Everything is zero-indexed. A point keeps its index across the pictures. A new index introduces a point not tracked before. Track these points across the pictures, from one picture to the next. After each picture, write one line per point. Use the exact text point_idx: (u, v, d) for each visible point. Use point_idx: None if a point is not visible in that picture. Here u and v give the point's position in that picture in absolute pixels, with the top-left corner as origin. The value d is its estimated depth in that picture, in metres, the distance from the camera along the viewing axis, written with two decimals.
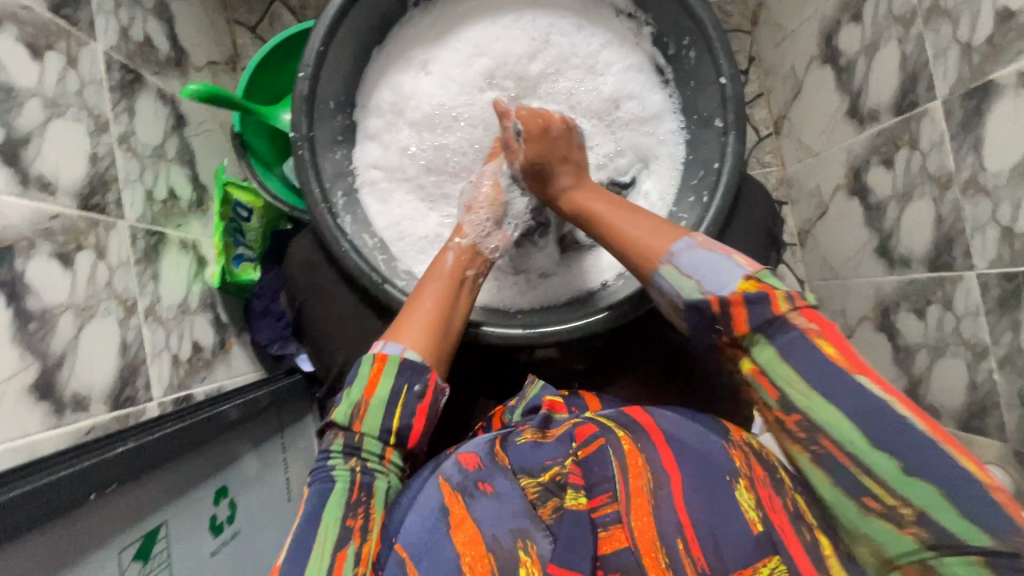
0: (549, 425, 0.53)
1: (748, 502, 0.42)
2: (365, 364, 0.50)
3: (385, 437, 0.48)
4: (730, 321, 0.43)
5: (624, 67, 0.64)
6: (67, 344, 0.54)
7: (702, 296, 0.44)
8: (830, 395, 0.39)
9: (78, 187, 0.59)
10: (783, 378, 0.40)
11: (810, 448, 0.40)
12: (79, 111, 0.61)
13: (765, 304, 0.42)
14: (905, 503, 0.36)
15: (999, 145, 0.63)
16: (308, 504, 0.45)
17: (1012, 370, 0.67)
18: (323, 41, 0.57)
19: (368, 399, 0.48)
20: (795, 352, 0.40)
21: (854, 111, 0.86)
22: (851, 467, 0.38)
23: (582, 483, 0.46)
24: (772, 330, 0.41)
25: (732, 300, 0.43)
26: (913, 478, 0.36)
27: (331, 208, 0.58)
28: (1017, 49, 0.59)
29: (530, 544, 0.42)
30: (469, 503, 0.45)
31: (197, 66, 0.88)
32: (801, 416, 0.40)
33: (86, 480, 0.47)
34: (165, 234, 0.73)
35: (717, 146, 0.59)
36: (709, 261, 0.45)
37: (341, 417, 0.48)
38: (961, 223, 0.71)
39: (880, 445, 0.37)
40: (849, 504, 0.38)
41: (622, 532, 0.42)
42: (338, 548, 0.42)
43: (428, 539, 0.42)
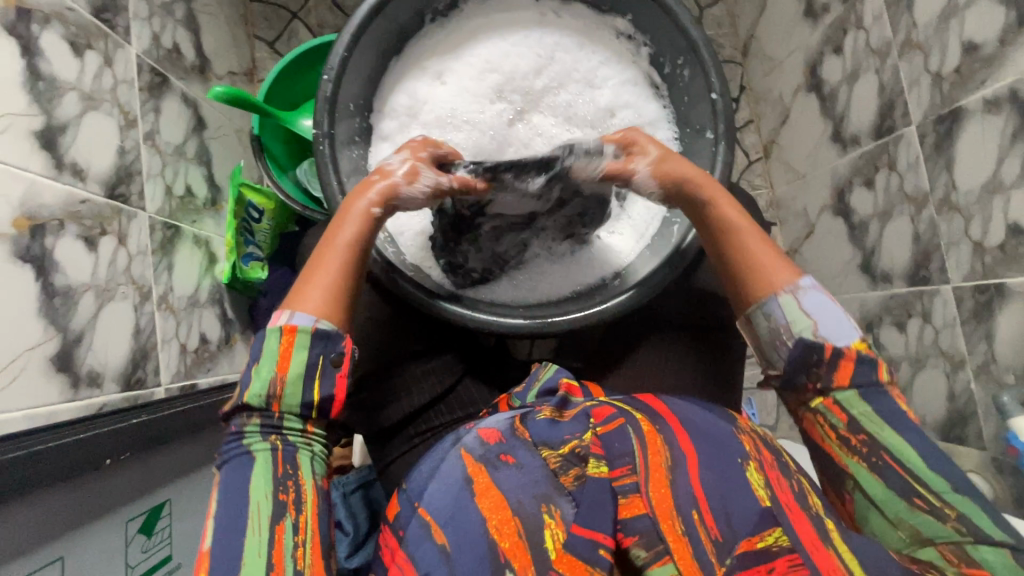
0: (566, 405, 0.55)
1: (757, 480, 0.45)
2: (274, 338, 0.48)
3: (306, 411, 0.47)
4: (833, 372, 0.48)
5: (620, 82, 0.70)
6: (87, 321, 0.57)
7: (817, 340, 0.49)
8: (898, 426, 0.46)
9: (105, 176, 0.62)
10: (862, 409, 0.47)
11: (869, 458, 0.46)
12: (112, 107, 0.65)
13: (872, 370, 0.47)
14: (951, 505, 0.43)
15: (970, 166, 0.68)
16: (227, 486, 0.44)
17: (988, 378, 0.70)
18: (348, 47, 0.61)
19: (283, 374, 0.46)
20: (881, 401, 0.47)
21: (837, 136, 0.92)
22: (905, 474, 0.45)
23: (602, 454, 0.48)
24: (867, 392, 0.47)
25: (845, 354, 0.48)
26: (960, 493, 0.44)
27: (346, 199, 0.61)
28: (982, 77, 0.64)
29: (553, 509, 0.46)
30: (494, 473, 0.48)
31: (218, 74, 0.93)
32: (869, 436, 0.46)
33: (98, 446, 0.49)
34: (181, 228, 0.76)
35: (709, 155, 0.63)
36: (829, 309, 0.50)
37: (256, 399, 0.46)
38: (937, 238, 0.75)
39: (936, 467, 0.45)
40: (898, 501, 0.45)
41: (640, 500, 0.45)
42: (276, 521, 0.43)
43: (453, 507, 0.46)
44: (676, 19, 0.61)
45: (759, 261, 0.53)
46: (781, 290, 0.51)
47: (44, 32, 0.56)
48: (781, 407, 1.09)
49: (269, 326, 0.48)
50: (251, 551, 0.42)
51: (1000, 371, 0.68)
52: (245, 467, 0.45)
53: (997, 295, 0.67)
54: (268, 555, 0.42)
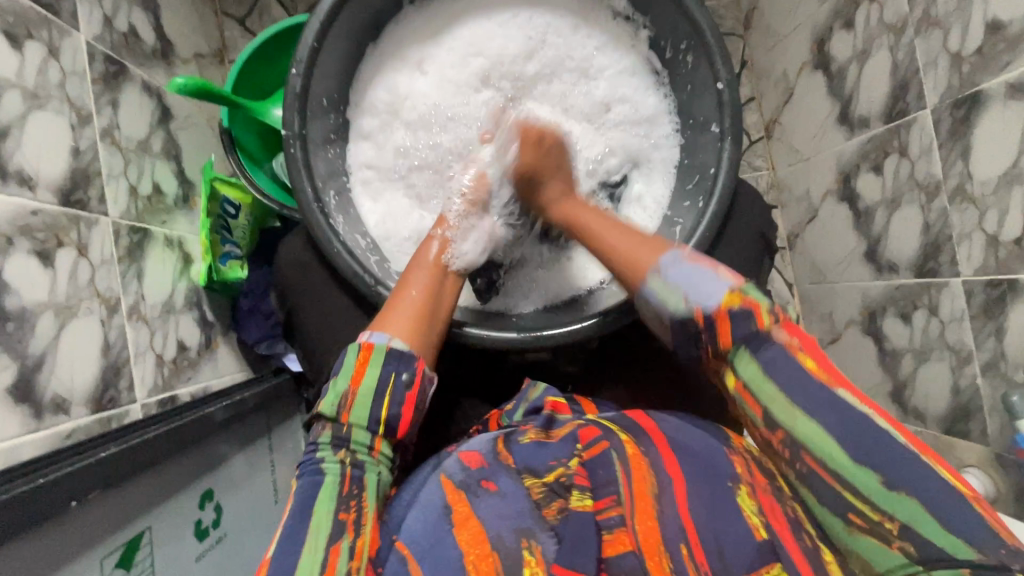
0: (553, 424, 0.54)
1: (750, 506, 0.43)
2: (352, 354, 0.49)
3: (374, 427, 0.47)
4: (714, 335, 0.46)
5: (616, 72, 0.65)
6: (47, 344, 0.53)
7: (688, 309, 0.46)
8: (810, 410, 0.42)
9: (58, 182, 0.57)
10: (765, 389, 0.43)
11: (795, 463, 0.43)
12: (61, 103, 0.59)
13: (750, 319, 0.44)
14: (891, 517, 0.39)
15: (987, 155, 0.64)
16: (299, 500, 0.44)
17: (996, 375, 0.68)
18: (317, 37, 0.55)
19: (355, 389, 0.47)
20: (772, 359, 0.43)
21: (844, 118, 0.87)
22: (832, 482, 0.41)
23: (587, 485, 0.47)
24: (754, 344, 0.44)
25: (715, 313, 0.45)
26: (896, 493, 0.39)
27: (323, 207, 0.57)
28: (1006, 59, 0.60)
29: (534, 545, 0.43)
30: (474, 501, 0.46)
31: (183, 58, 0.86)
32: (785, 433, 0.43)
33: (66, 486, 0.46)
34: (150, 231, 0.71)
35: (713, 151, 0.58)
36: (696, 274, 0.47)
37: (328, 408, 0.47)
38: (948, 229, 0.72)
39: (865, 460, 0.40)
40: (836, 519, 0.41)
41: (626, 535, 0.43)
42: (332, 542, 0.42)
43: (431, 540, 0.44)
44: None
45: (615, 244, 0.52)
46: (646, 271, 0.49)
47: None
48: None
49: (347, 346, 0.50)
50: (304, 571, 0.41)
51: (1009, 368, 0.66)
52: (315, 482, 0.45)
53: (1009, 292, 0.65)
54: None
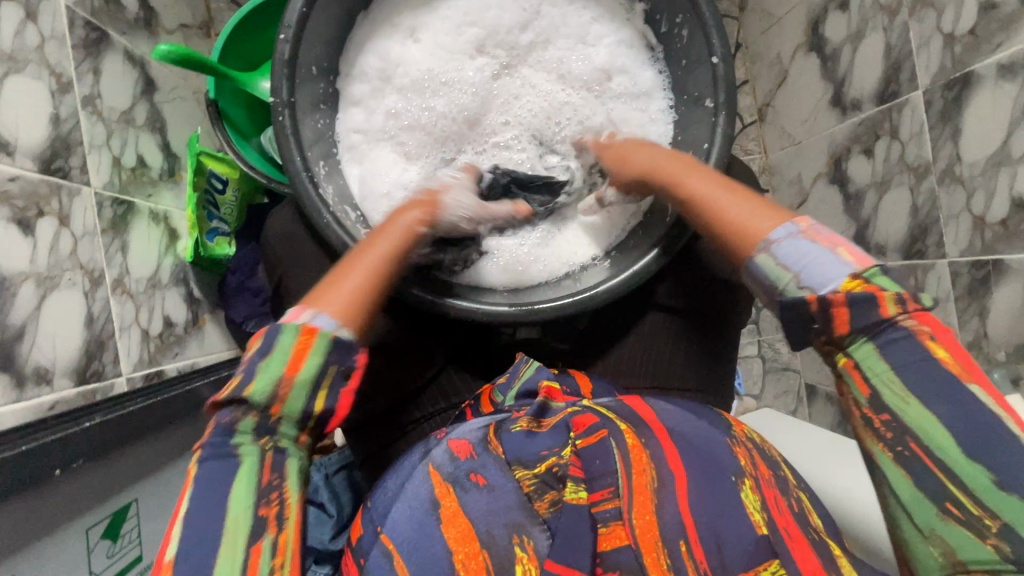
0: (545, 413, 0.52)
1: (752, 502, 0.44)
2: (287, 335, 0.40)
3: (310, 415, 0.40)
4: (829, 321, 0.38)
5: (615, 41, 0.64)
6: (29, 314, 0.52)
7: (801, 294, 0.39)
8: (927, 395, 0.35)
9: (38, 149, 0.55)
10: (885, 378, 0.37)
11: (893, 447, 0.36)
12: (40, 68, 0.58)
13: (873, 307, 0.37)
14: (993, 515, 0.33)
15: (976, 136, 0.65)
16: (207, 489, 0.38)
17: (977, 355, 0.69)
18: (306, 3, 0.54)
19: (291, 376, 0.39)
20: (905, 355, 0.36)
21: (837, 101, 0.88)
22: (935, 470, 0.35)
23: (581, 476, 0.46)
24: (880, 334, 0.37)
25: (833, 301, 0.37)
26: (1007, 492, 0.33)
27: (313, 176, 0.56)
28: (998, 40, 0.60)
29: (525, 541, 0.44)
30: (462, 496, 0.46)
31: (167, 28, 0.84)
32: (893, 416, 0.36)
33: (50, 455, 0.45)
34: (134, 204, 0.70)
35: (708, 126, 0.58)
36: (816, 250, 0.39)
37: (256, 395, 0.39)
38: (936, 212, 0.72)
39: (979, 455, 0.34)
40: (927, 507, 0.35)
41: (623, 530, 0.43)
42: (253, 541, 0.37)
43: (419, 533, 0.43)
44: None
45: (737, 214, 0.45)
46: (756, 249, 0.42)
47: None
48: (766, 376, 1.09)
49: (281, 325, 0.40)
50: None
51: (991, 348, 0.67)
52: (227, 471, 0.39)
53: (994, 272, 0.65)
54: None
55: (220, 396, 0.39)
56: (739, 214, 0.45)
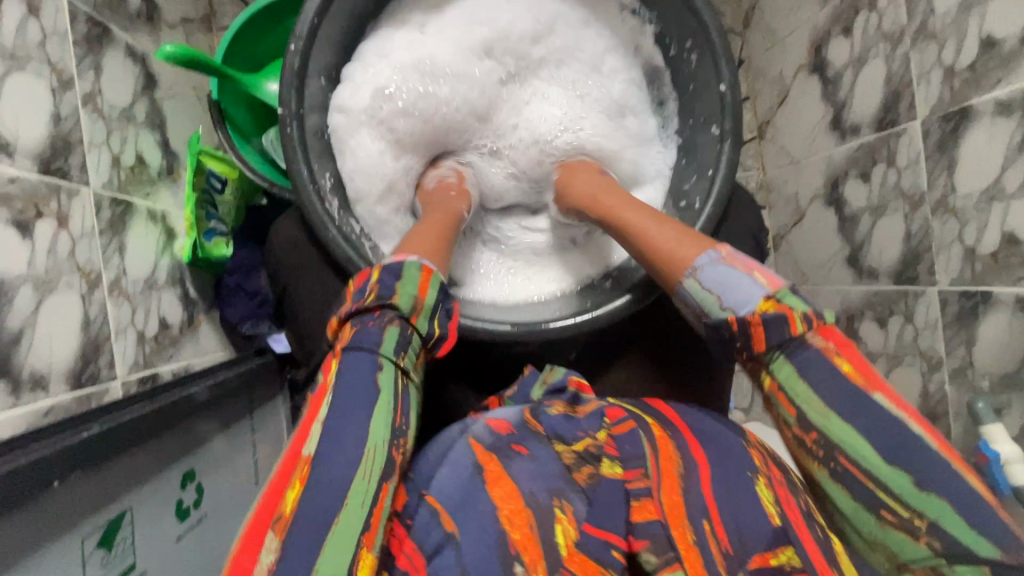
0: (578, 402, 0.58)
1: (767, 496, 0.46)
2: (412, 268, 0.49)
3: (427, 338, 0.49)
4: (749, 340, 0.44)
5: (627, 77, 0.67)
6: (26, 317, 0.51)
7: (723, 314, 0.45)
8: (848, 413, 0.41)
9: (38, 149, 0.55)
10: (807, 398, 0.42)
11: (828, 463, 0.42)
12: (41, 66, 0.56)
13: (784, 326, 0.42)
14: (920, 515, 0.39)
15: (971, 170, 0.66)
16: (345, 403, 0.43)
17: (963, 381, 0.71)
18: (317, 14, 0.55)
19: (421, 299, 0.48)
20: (818, 372, 0.42)
21: (836, 123, 0.89)
22: (867, 482, 0.40)
23: (616, 455, 0.51)
24: (790, 349, 0.43)
25: (750, 322, 0.43)
26: (925, 492, 0.39)
27: (319, 189, 0.57)
28: (997, 77, 0.61)
29: (565, 504, 0.48)
30: (506, 462, 0.50)
31: (169, 23, 0.82)
32: (821, 435, 0.42)
33: (49, 465, 0.45)
34: (132, 203, 0.69)
35: (713, 152, 0.59)
36: (734, 276, 0.45)
37: (404, 305, 0.47)
38: (929, 240, 0.74)
39: (897, 461, 0.40)
40: (867, 517, 0.41)
41: (652, 504, 0.47)
42: (383, 479, 0.43)
43: (463, 495, 0.47)
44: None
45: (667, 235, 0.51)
46: (682, 275, 0.48)
47: None
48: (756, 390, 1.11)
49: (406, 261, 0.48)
50: (356, 497, 0.41)
51: (976, 376, 0.69)
52: (367, 396, 0.44)
53: (982, 303, 0.67)
54: (372, 508, 0.41)
55: (367, 303, 0.46)
56: (666, 238, 0.51)
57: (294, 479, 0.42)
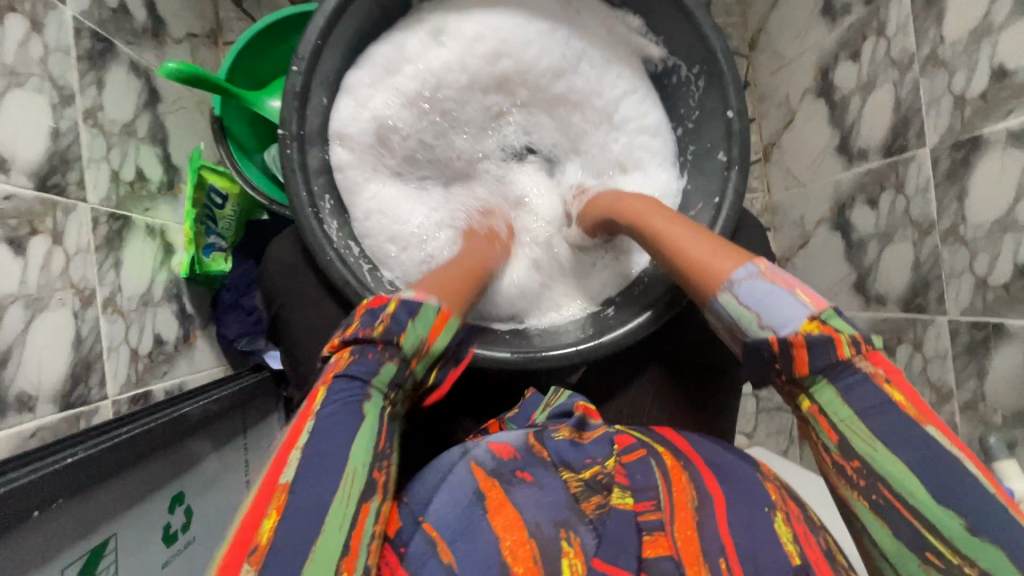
0: (585, 427, 0.57)
1: (785, 533, 0.42)
2: (430, 310, 0.48)
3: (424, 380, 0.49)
4: (789, 362, 0.41)
5: (639, 127, 0.66)
6: (14, 337, 0.50)
7: (761, 334, 0.43)
8: (895, 443, 0.38)
9: (35, 165, 0.54)
10: (848, 422, 0.40)
11: (868, 495, 0.39)
12: (42, 81, 0.56)
13: (829, 348, 0.40)
14: (971, 563, 0.36)
15: (983, 199, 0.65)
16: (331, 430, 0.42)
17: (973, 415, 0.69)
18: (321, 35, 0.54)
19: (430, 345, 0.47)
20: (864, 400, 0.39)
21: (844, 148, 0.88)
22: (910, 517, 0.37)
23: (626, 484, 0.50)
24: (834, 373, 0.40)
25: (791, 342, 0.41)
26: (979, 539, 0.36)
27: (317, 212, 0.56)
28: (1008, 107, 0.60)
29: (572, 536, 0.46)
30: (508, 488, 0.49)
31: (175, 38, 0.82)
32: (863, 463, 0.39)
33: (36, 492, 0.43)
34: (130, 219, 0.68)
35: (720, 179, 0.58)
36: (774, 292, 0.43)
37: (410, 347, 0.46)
38: (938, 268, 0.73)
39: (948, 502, 0.37)
40: (909, 556, 0.38)
41: (666, 539, 0.45)
42: (363, 501, 0.41)
43: (463, 524, 0.46)
44: (697, 26, 0.56)
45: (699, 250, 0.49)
46: (716, 286, 0.46)
47: None
48: (759, 415, 1.09)
49: (420, 301, 0.47)
50: (334, 524, 0.39)
51: (988, 410, 0.67)
52: (352, 424, 0.43)
53: (994, 334, 0.66)
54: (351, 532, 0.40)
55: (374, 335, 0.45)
56: (695, 247, 0.49)
57: (269, 509, 0.39)
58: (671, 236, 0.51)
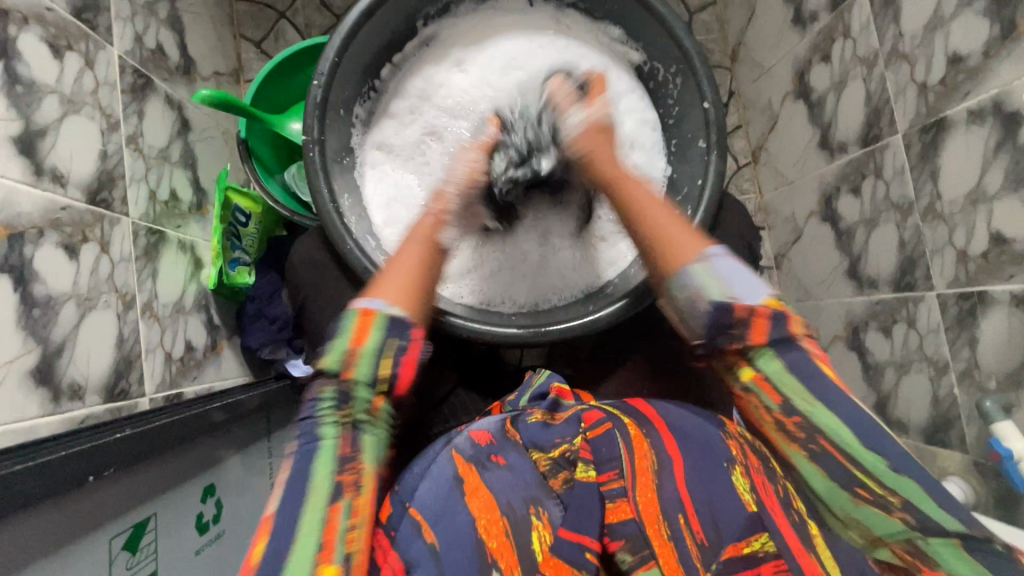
0: (558, 408, 0.60)
1: (742, 484, 0.49)
2: (351, 319, 0.48)
3: (375, 385, 0.47)
4: (748, 332, 0.45)
5: (643, 115, 0.72)
6: (68, 332, 0.55)
7: (730, 300, 0.45)
8: (829, 401, 0.42)
9: (86, 182, 0.60)
10: (790, 383, 0.43)
11: (807, 446, 0.43)
12: (93, 110, 0.63)
13: (783, 323, 0.44)
14: (895, 494, 0.41)
15: (954, 176, 0.69)
16: (294, 467, 0.45)
17: (970, 384, 0.71)
18: (337, 53, 0.62)
19: (358, 347, 0.47)
20: (793, 362, 0.44)
21: (825, 143, 0.93)
22: (845, 461, 0.42)
23: (590, 458, 0.53)
24: (780, 346, 0.44)
25: (754, 311, 0.45)
26: (902, 477, 0.41)
27: (338, 208, 0.63)
28: (966, 89, 0.65)
29: (541, 511, 0.50)
30: (483, 473, 0.52)
31: (203, 75, 0.91)
32: (804, 417, 0.43)
33: (91, 460, 0.49)
34: (165, 234, 0.74)
35: (700, 164, 0.66)
36: (738, 270, 0.47)
37: (330, 366, 0.46)
38: (922, 246, 0.76)
39: (873, 447, 0.42)
40: (842, 495, 0.43)
41: (627, 504, 0.50)
42: (332, 501, 0.44)
43: (440, 506, 0.49)
44: (670, 29, 0.64)
45: (669, 233, 0.51)
46: (691, 259, 0.48)
47: (22, 34, 0.54)
48: None
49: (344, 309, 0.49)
50: (307, 530, 0.43)
51: (983, 376, 0.69)
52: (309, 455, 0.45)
53: (980, 302, 0.68)
54: (323, 532, 0.43)
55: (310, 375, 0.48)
56: (668, 226, 0.52)
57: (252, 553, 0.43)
58: (653, 224, 0.53)
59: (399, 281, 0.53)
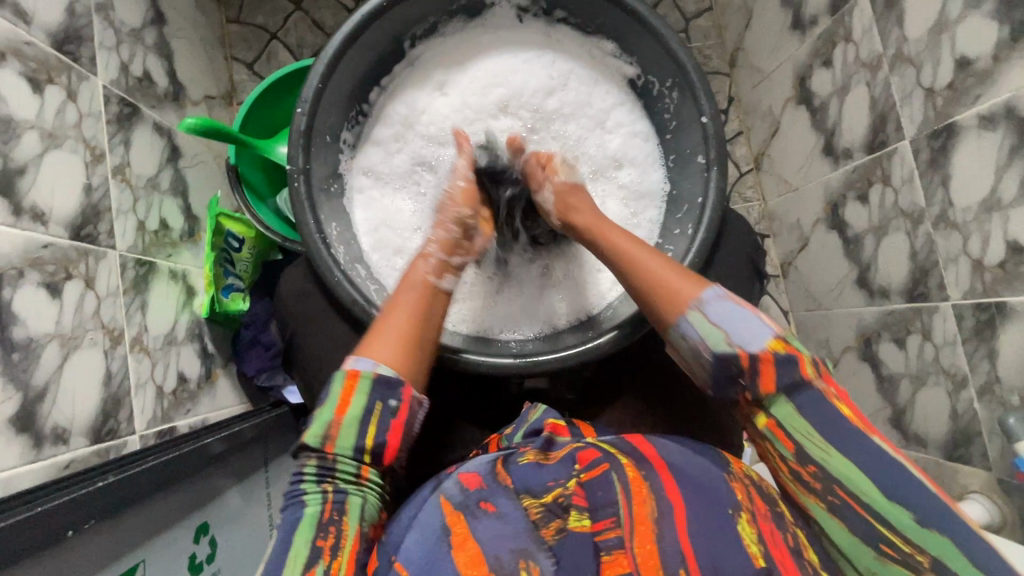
0: (552, 446, 0.57)
1: (750, 534, 0.44)
2: (338, 382, 0.51)
3: (358, 456, 0.50)
4: (757, 378, 0.48)
5: (629, 129, 0.71)
6: (51, 374, 0.54)
7: (732, 349, 0.49)
8: (845, 449, 0.45)
9: (69, 218, 0.59)
10: (804, 432, 0.46)
11: (825, 498, 0.46)
12: (77, 143, 0.62)
13: (793, 366, 0.47)
14: (921, 551, 0.42)
15: (966, 183, 0.67)
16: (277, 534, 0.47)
17: (991, 399, 0.68)
18: (322, 79, 0.61)
19: (341, 418, 0.50)
20: (809, 403, 0.47)
21: (828, 150, 0.91)
22: (866, 517, 0.44)
23: (585, 505, 0.49)
24: (796, 389, 0.47)
25: (760, 357, 0.48)
26: (926, 529, 0.42)
27: (325, 238, 0.61)
28: (976, 93, 0.63)
29: (532, 565, 0.44)
30: (472, 522, 0.47)
31: (193, 100, 0.90)
32: (818, 467, 0.46)
33: (67, 515, 0.48)
34: (155, 264, 0.73)
35: (700, 181, 0.64)
36: (741, 314, 0.50)
37: (313, 439, 0.50)
38: (934, 255, 0.73)
39: (898, 499, 0.43)
40: (866, 551, 0.44)
41: (625, 557, 0.44)
42: (307, 568, 0.45)
43: (428, 560, 0.44)
44: (663, 41, 0.63)
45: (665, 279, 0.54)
46: (687, 308, 0.52)
47: None
48: None
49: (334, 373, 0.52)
50: None
51: (1005, 391, 0.66)
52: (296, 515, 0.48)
53: (998, 314, 0.65)
54: None
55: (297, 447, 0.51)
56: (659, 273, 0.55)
57: None
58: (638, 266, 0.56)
59: (389, 335, 0.55)
